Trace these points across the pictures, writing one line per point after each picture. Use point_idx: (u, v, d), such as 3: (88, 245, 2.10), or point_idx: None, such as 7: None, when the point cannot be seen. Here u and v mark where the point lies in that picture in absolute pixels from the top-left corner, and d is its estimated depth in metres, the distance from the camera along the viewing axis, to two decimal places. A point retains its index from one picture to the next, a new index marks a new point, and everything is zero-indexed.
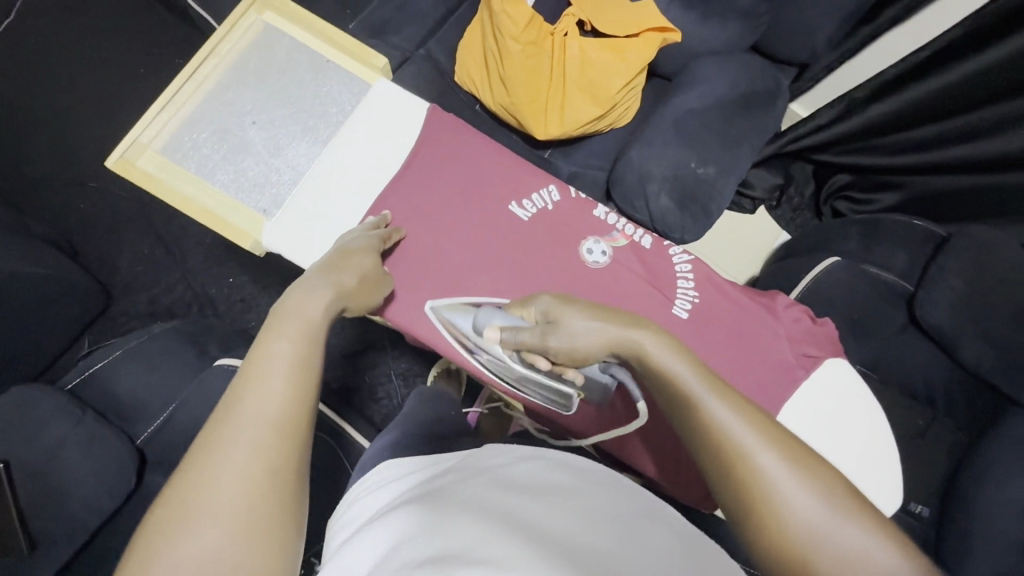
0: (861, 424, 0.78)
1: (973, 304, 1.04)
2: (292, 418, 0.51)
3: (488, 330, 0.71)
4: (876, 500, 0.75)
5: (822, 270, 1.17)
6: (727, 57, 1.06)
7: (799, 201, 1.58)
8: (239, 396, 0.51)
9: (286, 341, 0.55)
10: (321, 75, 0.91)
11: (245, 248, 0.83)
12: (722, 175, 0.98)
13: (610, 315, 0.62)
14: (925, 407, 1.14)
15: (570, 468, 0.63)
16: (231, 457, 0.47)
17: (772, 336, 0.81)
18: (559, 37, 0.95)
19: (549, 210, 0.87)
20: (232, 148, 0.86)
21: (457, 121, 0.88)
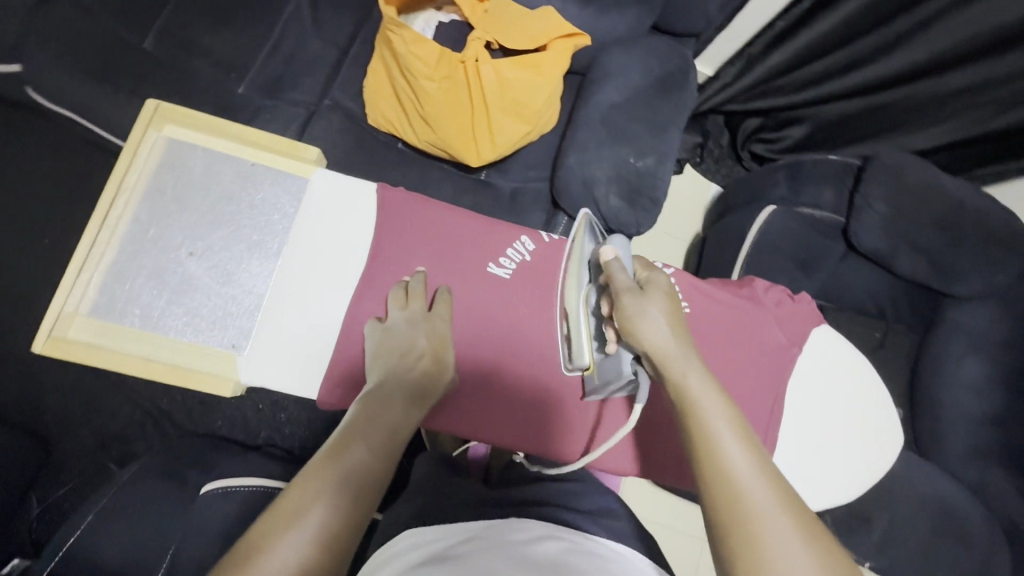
0: (852, 373, 0.86)
1: (899, 221, 1.14)
2: (344, 537, 0.50)
3: (608, 247, 0.73)
4: (882, 436, 0.84)
5: (765, 220, 1.22)
6: (634, 43, 1.08)
7: (719, 152, 1.66)
8: (299, 494, 0.51)
9: (365, 451, 0.57)
10: (251, 182, 0.83)
11: (225, 394, 0.76)
12: (660, 162, 1.00)
13: (681, 330, 0.64)
14: (879, 320, 1.25)
15: (593, 553, 0.59)
16: (275, 564, 0.45)
17: (764, 323, 0.82)
18: (471, 63, 0.90)
19: (528, 261, 0.85)
20: (175, 289, 0.77)
21: (410, 192, 0.83)
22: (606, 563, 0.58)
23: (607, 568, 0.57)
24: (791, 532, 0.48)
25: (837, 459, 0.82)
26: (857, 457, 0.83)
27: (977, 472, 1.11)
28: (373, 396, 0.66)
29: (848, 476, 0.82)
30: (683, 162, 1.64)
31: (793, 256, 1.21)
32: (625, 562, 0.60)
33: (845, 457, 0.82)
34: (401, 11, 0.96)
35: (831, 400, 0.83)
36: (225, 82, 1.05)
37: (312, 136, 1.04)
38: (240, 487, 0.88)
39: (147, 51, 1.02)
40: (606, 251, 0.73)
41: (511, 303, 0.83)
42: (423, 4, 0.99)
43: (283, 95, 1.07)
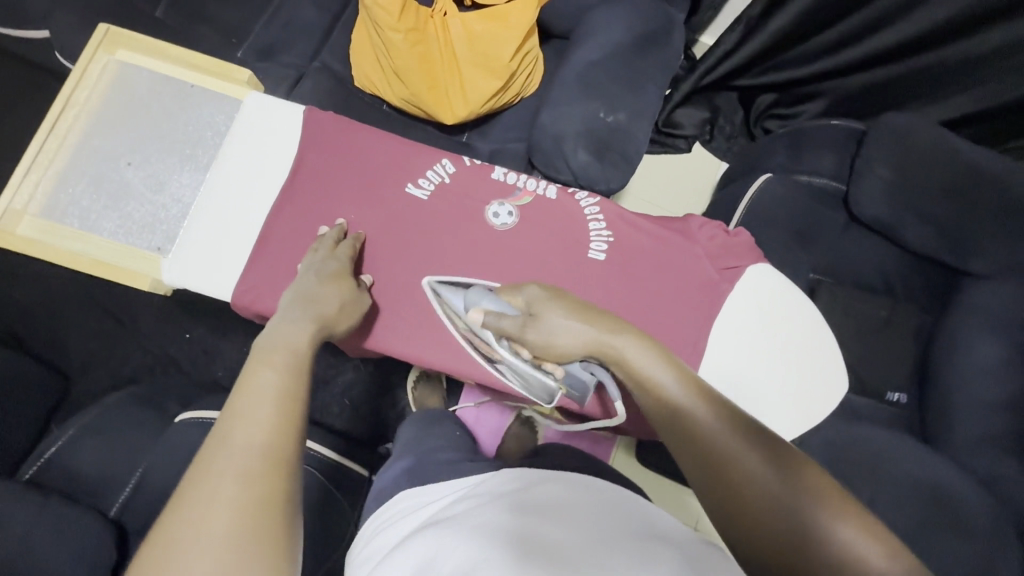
0: (800, 317, 0.85)
1: (900, 189, 1.07)
2: (284, 444, 0.47)
3: (473, 313, 0.72)
4: (828, 388, 0.83)
5: (758, 188, 1.17)
6: (618, 2, 1.06)
7: (731, 129, 1.58)
8: (225, 426, 0.46)
9: (274, 373, 0.52)
10: (188, 102, 0.90)
11: (144, 289, 0.83)
12: (633, 117, 0.99)
13: (588, 313, 0.64)
14: (886, 297, 1.15)
15: (574, 486, 0.62)
16: (219, 486, 0.42)
17: (691, 257, 0.87)
18: (440, 18, 0.94)
19: (447, 183, 0.89)
20: (111, 195, 0.86)
21: (334, 114, 0.87)
22: (602, 499, 0.59)
23: (605, 504, 0.58)
24: (792, 493, 0.48)
25: (772, 398, 0.82)
26: (795, 397, 0.82)
27: (989, 463, 1.00)
28: (266, 336, 0.58)
29: (783, 420, 0.82)
30: (691, 140, 1.58)
31: (790, 225, 1.14)
32: (614, 500, 0.60)
33: (783, 397, 0.82)
34: None
35: (768, 340, 0.84)
36: (225, 47, 1.13)
37: (301, 96, 1.09)
38: (213, 418, 0.92)
39: (157, 17, 1.10)
40: (473, 314, 0.72)
41: (429, 225, 0.87)
42: None
43: (277, 58, 1.13)
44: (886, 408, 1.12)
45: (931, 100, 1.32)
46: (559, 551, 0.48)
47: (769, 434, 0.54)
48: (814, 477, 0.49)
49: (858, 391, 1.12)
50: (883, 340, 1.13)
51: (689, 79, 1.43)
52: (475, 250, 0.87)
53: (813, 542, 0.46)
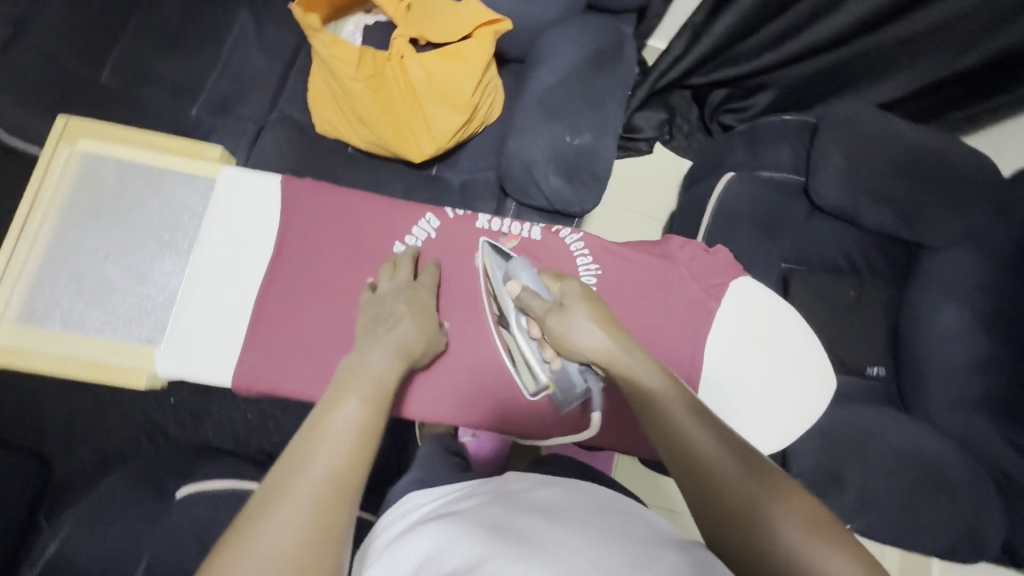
0: (788, 326, 0.89)
1: (856, 175, 1.12)
2: (353, 479, 0.50)
3: (511, 282, 0.75)
4: (820, 381, 0.87)
5: (724, 187, 1.21)
6: (569, 23, 1.08)
7: (689, 128, 1.64)
8: (303, 449, 0.51)
9: (359, 405, 0.56)
10: (160, 185, 0.88)
11: (140, 386, 0.81)
12: (599, 138, 1.01)
13: (610, 324, 0.65)
14: (854, 277, 1.20)
15: (586, 494, 0.59)
16: (296, 505, 0.46)
17: (678, 281, 0.89)
18: (397, 61, 0.95)
19: (433, 237, 0.90)
20: (93, 292, 0.84)
21: (312, 181, 0.88)
22: (615, 505, 0.57)
23: (617, 510, 0.56)
24: (784, 516, 0.50)
25: (772, 407, 0.85)
26: (790, 404, 0.86)
27: (964, 424, 1.06)
28: (357, 362, 0.62)
29: (780, 428, 0.85)
30: (652, 141, 1.61)
31: (757, 220, 1.19)
32: (616, 504, 0.58)
33: (781, 402, 0.86)
34: (329, 19, 0.99)
35: (760, 350, 0.87)
36: (178, 106, 1.10)
37: (263, 148, 1.07)
38: (215, 489, 0.94)
39: (102, 83, 1.07)
40: (512, 284, 0.75)
41: None
42: (350, 10, 1.01)
43: (235, 111, 1.11)
44: (868, 382, 1.18)
45: (870, 84, 1.39)
46: (560, 546, 0.46)
47: (765, 459, 0.55)
48: (807, 506, 0.50)
49: (840, 369, 1.18)
50: (856, 318, 1.19)
51: (644, 85, 1.48)
52: (469, 299, 0.89)
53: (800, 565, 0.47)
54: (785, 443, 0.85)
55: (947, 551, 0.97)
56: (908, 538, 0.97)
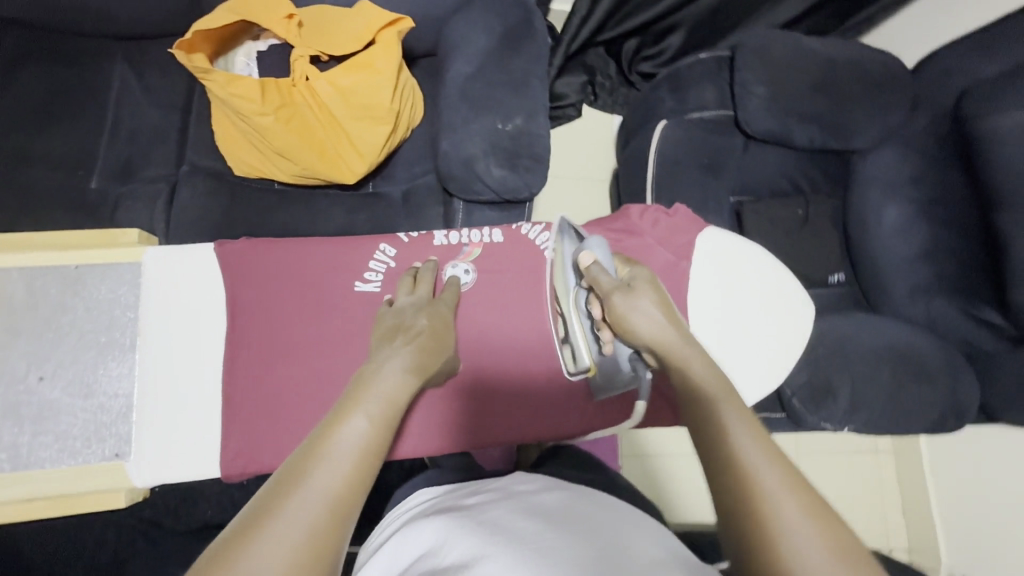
0: (756, 265, 0.91)
1: (780, 98, 1.15)
2: (351, 501, 0.45)
3: (583, 254, 0.77)
4: (798, 310, 0.90)
5: (660, 137, 1.21)
6: (472, 7, 1.04)
7: (611, 84, 1.61)
8: (304, 466, 0.46)
9: (367, 424, 0.52)
10: (80, 287, 0.80)
11: (118, 505, 0.76)
12: (531, 120, 0.98)
13: (673, 318, 0.67)
14: (797, 195, 1.25)
15: (591, 503, 0.58)
16: (291, 525, 0.41)
17: (647, 250, 0.89)
18: (302, 84, 0.87)
19: (393, 266, 0.86)
20: (36, 420, 0.77)
21: (250, 240, 0.83)
22: (625, 519, 0.55)
23: (624, 522, 0.54)
24: (756, 448, 0.49)
25: (762, 344, 0.88)
26: (775, 340, 0.89)
27: (924, 308, 1.14)
28: (372, 370, 0.59)
29: (771, 366, 0.88)
30: (579, 105, 1.60)
31: (698, 162, 1.20)
32: (622, 512, 0.57)
33: (768, 339, 0.88)
34: (215, 55, 0.91)
35: (740, 293, 0.89)
36: (73, 183, 1.00)
37: (181, 207, 0.99)
38: None
39: None
40: (584, 256, 0.77)
41: None
42: (237, 39, 0.93)
43: (139, 176, 1.02)
44: (832, 291, 1.24)
45: (771, 6, 1.43)
46: (564, 552, 0.45)
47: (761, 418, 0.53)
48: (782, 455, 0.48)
49: (804, 285, 1.23)
50: (809, 234, 1.23)
51: (558, 50, 1.48)
52: None
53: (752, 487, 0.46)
54: (780, 380, 0.87)
55: (934, 429, 1.03)
56: (902, 427, 1.03)
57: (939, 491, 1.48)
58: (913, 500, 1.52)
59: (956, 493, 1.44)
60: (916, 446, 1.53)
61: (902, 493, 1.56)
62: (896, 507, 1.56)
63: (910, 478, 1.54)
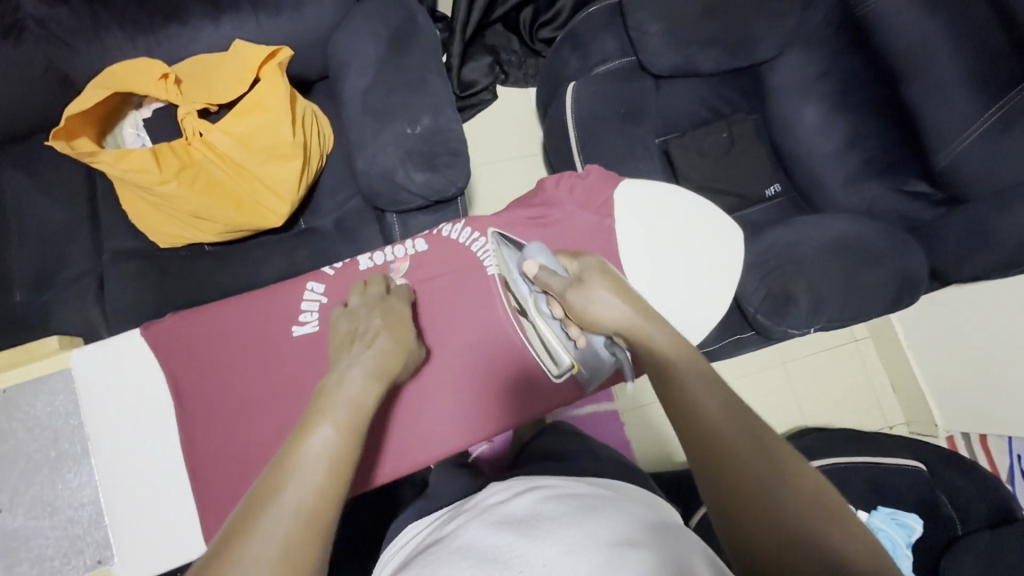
0: (677, 203, 0.92)
1: (677, 32, 1.13)
2: (325, 515, 0.46)
3: (529, 262, 0.76)
4: (730, 235, 0.91)
5: (573, 98, 1.21)
6: (349, 18, 1.01)
7: (518, 57, 1.62)
8: (276, 482, 0.47)
9: (331, 432, 0.53)
10: (11, 408, 0.77)
11: None
12: (438, 116, 0.96)
13: (629, 296, 0.66)
14: (718, 120, 1.27)
15: (565, 494, 0.59)
16: (262, 543, 0.42)
17: (569, 216, 0.90)
18: (197, 140, 0.84)
19: (326, 301, 0.86)
20: (6, 550, 0.75)
21: (175, 315, 0.82)
22: (593, 499, 0.58)
23: (586, 500, 0.58)
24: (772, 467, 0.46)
25: (704, 272, 0.90)
26: (709, 271, 0.91)
27: (859, 197, 1.16)
28: (333, 384, 0.60)
29: (712, 295, 0.90)
30: (492, 87, 1.61)
31: (615, 114, 1.21)
32: (595, 498, 0.59)
33: (706, 271, 0.90)
34: (100, 135, 0.88)
35: (667, 234, 0.91)
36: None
37: (115, 297, 0.97)
38: None
39: None
40: (529, 265, 0.76)
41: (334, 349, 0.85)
42: (119, 112, 0.89)
43: (61, 278, 0.99)
44: (772, 205, 1.26)
45: None
46: (537, 562, 0.47)
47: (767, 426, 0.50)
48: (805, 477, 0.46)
49: (745, 205, 1.25)
50: (735, 156, 1.26)
51: (455, 36, 1.50)
52: None
53: (780, 514, 0.43)
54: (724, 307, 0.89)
55: (892, 307, 1.08)
56: (862, 316, 1.07)
57: (921, 360, 1.55)
58: (900, 373, 1.60)
59: (935, 357, 1.51)
60: (889, 323, 1.60)
61: (888, 371, 1.63)
62: (886, 387, 1.63)
63: (892, 356, 1.61)
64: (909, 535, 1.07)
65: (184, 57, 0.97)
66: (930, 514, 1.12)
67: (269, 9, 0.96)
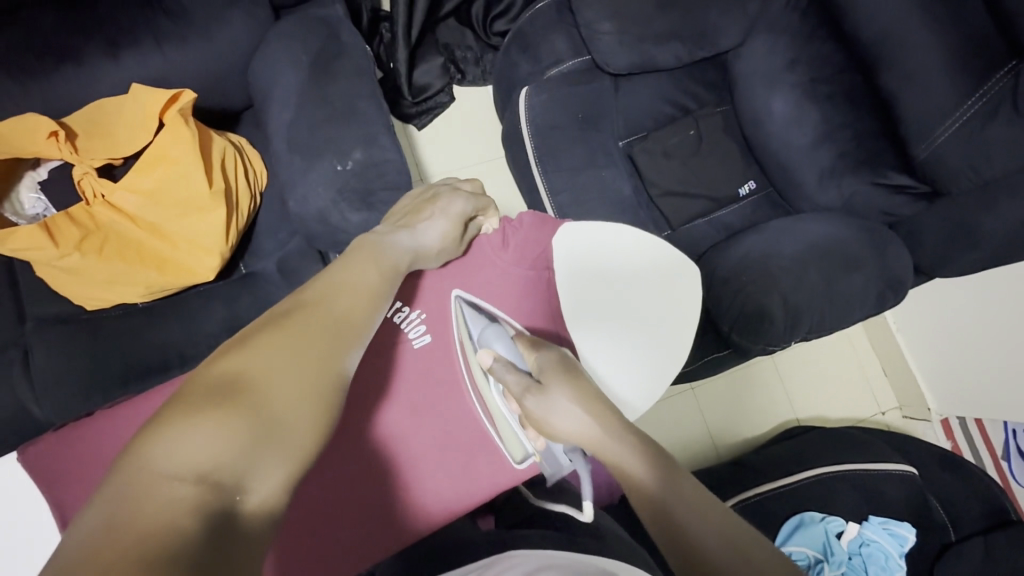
0: (623, 243, 0.86)
1: (631, 27, 1.04)
2: (353, 337, 0.50)
3: (484, 352, 0.68)
4: (680, 268, 0.86)
5: (525, 106, 1.12)
6: (266, 42, 0.91)
7: (473, 54, 1.50)
8: (316, 297, 0.51)
9: (374, 275, 0.58)
10: None
11: None
12: (373, 147, 0.88)
13: (596, 405, 0.57)
14: (684, 116, 1.18)
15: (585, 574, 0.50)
16: (293, 344, 0.45)
17: (503, 276, 0.82)
18: (101, 202, 0.79)
19: None
20: None
21: (57, 430, 0.68)
22: None
23: None
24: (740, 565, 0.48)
25: (649, 320, 0.84)
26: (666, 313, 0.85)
27: (836, 191, 1.08)
28: (378, 238, 0.65)
29: (671, 339, 0.84)
30: (448, 89, 1.51)
31: (573, 120, 1.12)
32: None
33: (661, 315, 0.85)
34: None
35: (616, 281, 0.84)
36: None
37: (41, 370, 0.88)
38: None
39: None
40: (484, 356, 0.68)
41: None
42: (15, 172, 0.81)
43: None
44: (749, 203, 1.19)
45: None
46: None
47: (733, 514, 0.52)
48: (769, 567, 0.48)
49: (719, 205, 1.17)
50: (705, 155, 1.18)
51: (400, 38, 1.38)
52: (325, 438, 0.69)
53: None
54: (686, 351, 0.84)
55: (877, 311, 1.02)
56: (846, 322, 1.01)
57: (910, 344, 1.50)
58: (890, 358, 1.55)
59: (922, 341, 1.46)
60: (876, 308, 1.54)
61: (879, 356, 1.58)
62: (877, 372, 1.58)
63: (881, 340, 1.56)
64: (902, 545, 1.05)
65: (85, 99, 0.86)
66: (924, 522, 1.10)
67: (173, 40, 0.86)
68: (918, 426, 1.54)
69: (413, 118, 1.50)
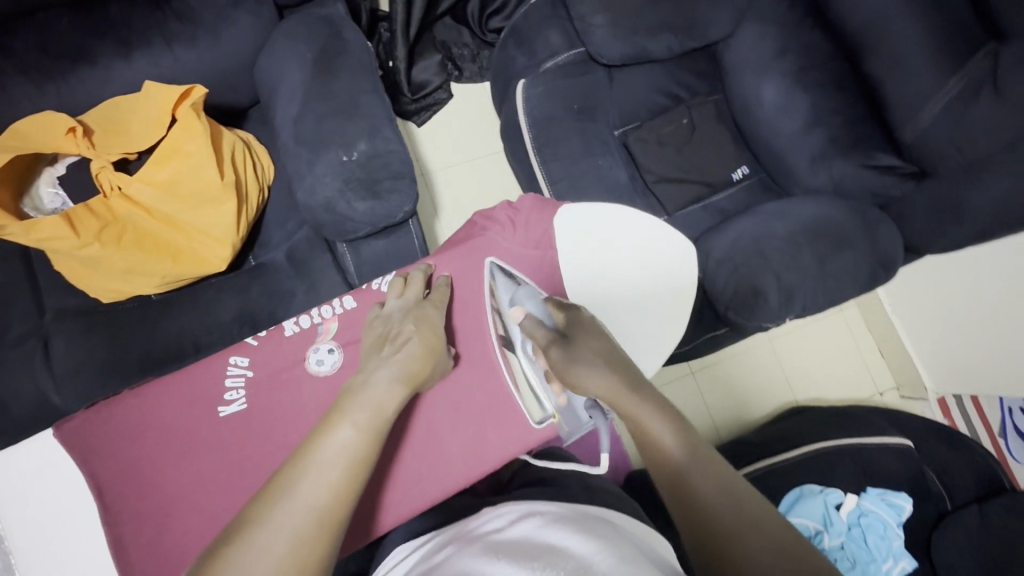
0: (623, 221, 0.89)
1: (623, 19, 1.07)
2: (337, 517, 0.52)
3: (517, 308, 0.77)
4: (677, 244, 0.90)
5: (522, 99, 1.16)
6: (273, 40, 0.95)
7: (470, 50, 1.54)
8: (295, 476, 0.53)
9: (352, 431, 0.57)
10: None
11: None
12: (377, 138, 0.91)
13: (620, 369, 0.64)
14: (677, 105, 1.22)
15: (556, 518, 0.57)
16: (268, 542, 0.48)
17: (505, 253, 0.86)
18: (118, 195, 0.81)
19: (253, 375, 0.78)
20: None
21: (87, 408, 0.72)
22: (590, 522, 0.56)
23: (590, 526, 0.55)
24: (749, 529, 0.51)
25: (651, 293, 0.88)
26: (665, 286, 0.89)
27: (827, 174, 1.10)
28: (359, 384, 0.63)
29: (671, 310, 0.88)
30: (446, 86, 1.54)
31: (569, 111, 1.15)
32: (592, 519, 0.58)
33: (661, 288, 0.88)
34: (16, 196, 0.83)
35: (617, 258, 0.88)
36: None
37: (61, 360, 0.91)
38: None
39: None
40: (517, 311, 0.77)
41: (262, 432, 0.76)
42: (33, 170, 0.84)
43: None
44: (743, 188, 1.22)
45: None
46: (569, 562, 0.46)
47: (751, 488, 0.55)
48: (775, 535, 0.50)
49: (713, 190, 1.21)
50: (698, 142, 1.21)
51: (399, 37, 1.41)
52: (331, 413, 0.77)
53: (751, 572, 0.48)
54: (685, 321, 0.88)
55: (868, 289, 1.05)
56: (838, 299, 1.04)
57: (905, 325, 1.53)
58: (886, 339, 1.58)
59: (915, 320, 1.49)
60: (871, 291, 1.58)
61: (875, 338, 1.61)
62: (874, 354, 1.61)
63: (876, 321, 1.59)
64: (900, 515, 1.07)
65: (98, 97, 0.89)
66: (921, 492, 1.12)
67: (183, 40, 0.89)
68: (915, 406, 1.57)
69: (413, 115, 1.53)
